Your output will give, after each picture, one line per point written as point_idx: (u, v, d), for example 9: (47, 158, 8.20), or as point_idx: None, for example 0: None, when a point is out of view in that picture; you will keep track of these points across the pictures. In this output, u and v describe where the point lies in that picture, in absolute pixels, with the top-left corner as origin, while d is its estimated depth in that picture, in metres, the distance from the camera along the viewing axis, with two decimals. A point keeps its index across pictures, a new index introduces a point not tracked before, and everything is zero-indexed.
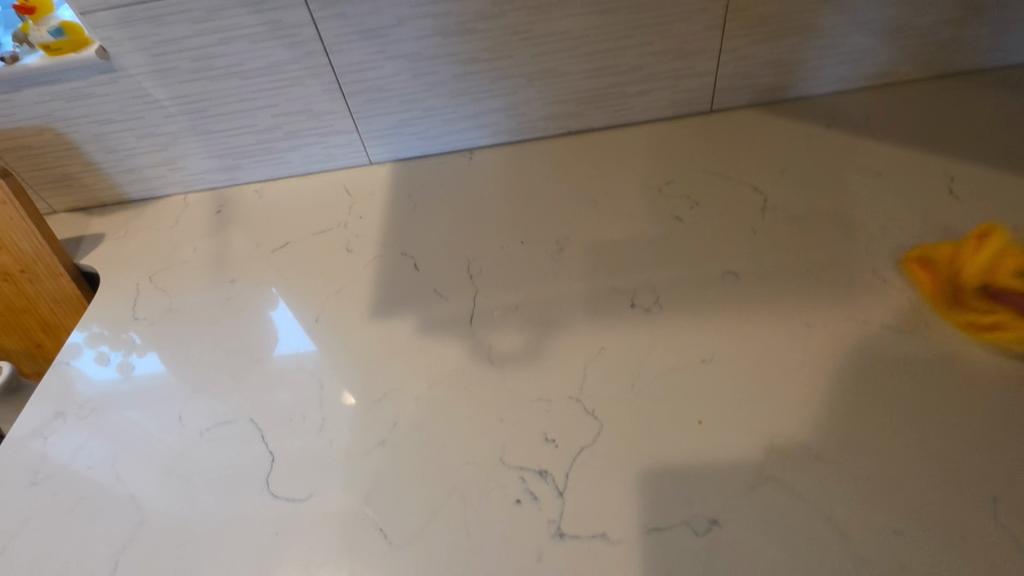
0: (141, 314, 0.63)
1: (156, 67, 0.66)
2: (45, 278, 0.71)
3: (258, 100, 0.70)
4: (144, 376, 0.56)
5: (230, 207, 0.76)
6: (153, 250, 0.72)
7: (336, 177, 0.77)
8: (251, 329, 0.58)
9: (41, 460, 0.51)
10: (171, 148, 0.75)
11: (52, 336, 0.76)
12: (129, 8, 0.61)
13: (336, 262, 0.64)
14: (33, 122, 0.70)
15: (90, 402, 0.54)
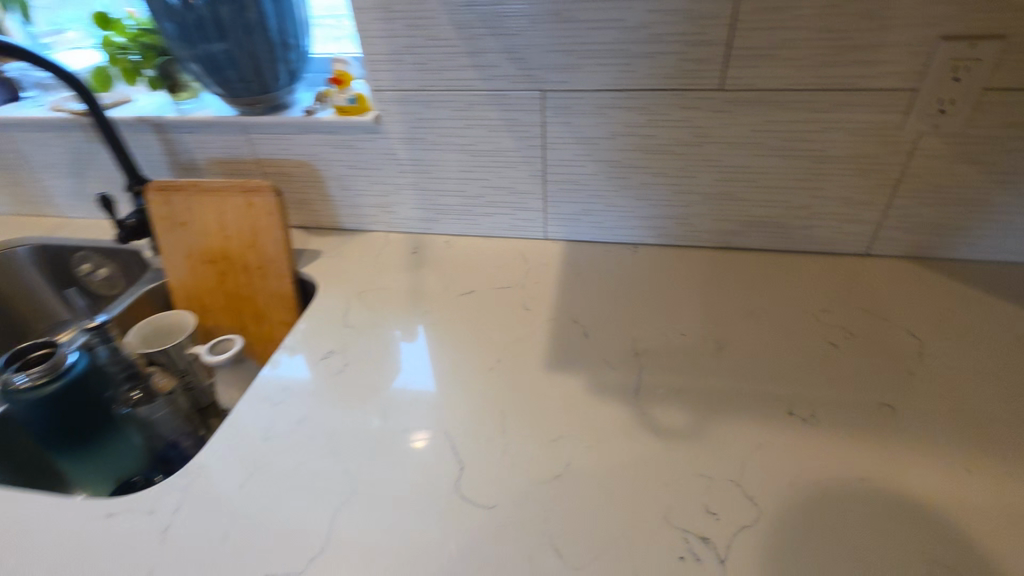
0: (351, 322, 0.77)
1: (409, 136, 0.83)
2: (273, 277, 0.86)
3: (475, 173, 0.85)
4: (352, 377, 0.68)
5: (423, 250, 0.90)
6: (361, 273, 0.86)
7: (514, 244, 0.90)
8: (438, 358, 0.69)
9: (268, 424, 0.62)
10: (392, 196, 0.91)
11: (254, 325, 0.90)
12: (410, 92, 0.79)
13: (512, 317, 0.74)
14: (300, 158, 0.89)
15: (308, 386, 0.67)
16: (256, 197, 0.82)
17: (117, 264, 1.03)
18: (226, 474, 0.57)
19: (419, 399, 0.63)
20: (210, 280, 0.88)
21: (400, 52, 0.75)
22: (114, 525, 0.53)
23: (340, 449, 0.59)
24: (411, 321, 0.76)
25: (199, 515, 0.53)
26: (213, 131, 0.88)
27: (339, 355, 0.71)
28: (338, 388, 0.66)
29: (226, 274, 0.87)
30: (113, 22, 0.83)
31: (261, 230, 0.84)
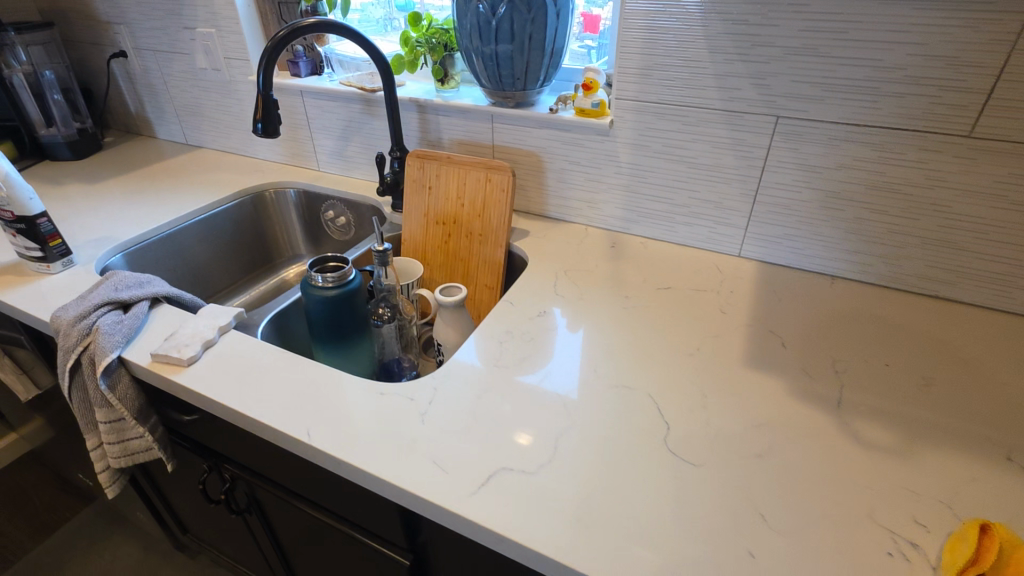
0: (560, 292, 0.87)
1: (636, 142, 0.93)
2: (490, 244, 0.99)
3: (688, 184, 0.93)
4: (564, 336, 0.77)
5: (622, 247, 0.99)
6: (567, 255, 0.97)
7: (708, 256, 0.96)
8: (641, 338, 0.77)
9: (498, 355, 0.74)
10: (602, 194, 1.01)
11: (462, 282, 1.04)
12: (649, 104, 0.89)
13: (711, 317, 0.80)
14: (532, 149, 1.02)
15: (526, 332, 0.78)
16: (495, 173, 0.97)
17: (354, 215, 1.24)
18: (467, 384, 0.68)
19: (626, 364, 0.72)
20: (437, 238, 1.04)
21: (651, 67, 0.86)
22: (384, 400, 0.66)
23: (559, 388, 0.68)
24: (616, 304, 0.84)
25: (449, 409, 0.65)
26: (465, 116, 1.05)
27: (553, 316, 0.82)
28: (552, 344, 0.76)
29: (451, 236, 1.02)
30: (419, 23, 1.04)
31: (491, 202, 0.98)
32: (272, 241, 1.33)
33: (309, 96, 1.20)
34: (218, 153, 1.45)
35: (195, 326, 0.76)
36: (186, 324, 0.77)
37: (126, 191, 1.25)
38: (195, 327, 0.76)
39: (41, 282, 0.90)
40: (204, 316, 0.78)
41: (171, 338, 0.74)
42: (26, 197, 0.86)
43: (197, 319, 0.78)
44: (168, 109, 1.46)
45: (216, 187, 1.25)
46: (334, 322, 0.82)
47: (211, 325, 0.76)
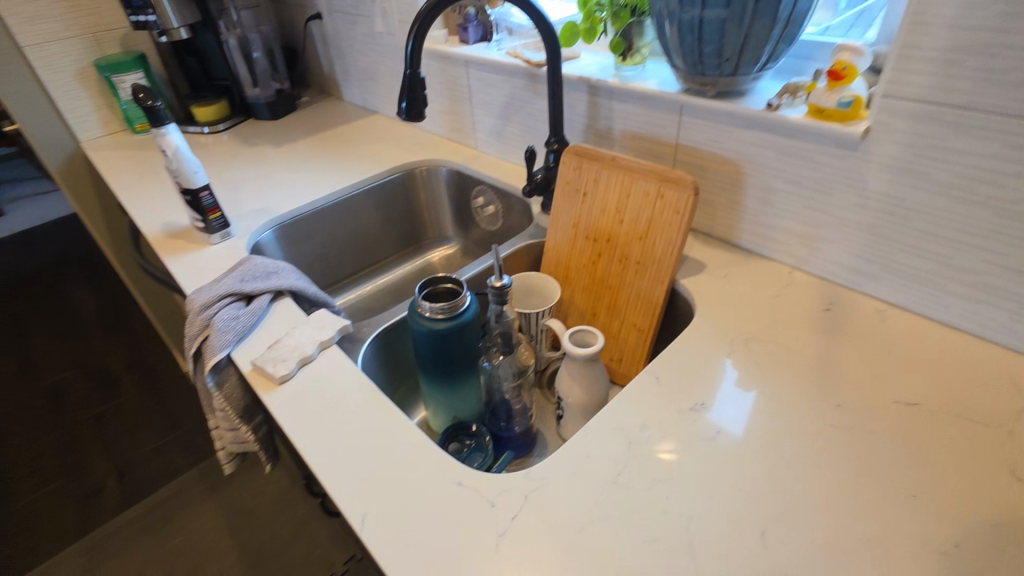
0: (731, 375, 0.62)
1: (902, 164, 0.60)
2: (648, 277, 0.76)
3: (985, 242, 0.58)
4: (725, 455, 0.53)
5: (842, 313, 0.69)
6: (753, 312, 0.70)
7: (993, 356, 0.61)
8: (851, 491, 0.49)
9: (622, 464, 0.53)
10: (825, 230, 0.70)
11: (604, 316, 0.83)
12: (943, 109, 0.55)
13: (987, 483, 0.49)
14: (730, 156, 0.75)
15: (670, 432, 0.56)
16: (671, 189, 0.72)
17: (503, 206, 1.10)
18: (569, 504, 0.50)
19: (817, 536, 0.46)
20: (583, 256, 0.84)
21: (961, 50, 0.52)
22: (460, 497, 0.51)
23: (698, 548, 0.46)
24: (815, 415, 0.57)
25: (538, 538, 0.48)
26: (645, 104, 0.81)
27: (738, 390, 0.60)
28: (742, 431, 0.56)
29: (601, 257, 0.82)
30: None
31: (659, 225, 0.74)
32: (422, 219, 1.26)
33: (473, 68, 1.07)
34: (388, 121, 1.42)
35: (299, 337, 0.70)
36: (293, 332, 0.71)
37: (301, 157, 1.28)
38: (298, 338, 0.70)
39: (201, 252, 0.94)
40: (311, 325, 0.72)
41: (274, 346, 0.69)
42: (192, 170, 0.90)
43: (304, 328, 0.72)
44: (352, 72, 1.47)
45: (375, 160, 1.22)
46: (441, 357, 0.69)
47: (313, 340, 0.70)
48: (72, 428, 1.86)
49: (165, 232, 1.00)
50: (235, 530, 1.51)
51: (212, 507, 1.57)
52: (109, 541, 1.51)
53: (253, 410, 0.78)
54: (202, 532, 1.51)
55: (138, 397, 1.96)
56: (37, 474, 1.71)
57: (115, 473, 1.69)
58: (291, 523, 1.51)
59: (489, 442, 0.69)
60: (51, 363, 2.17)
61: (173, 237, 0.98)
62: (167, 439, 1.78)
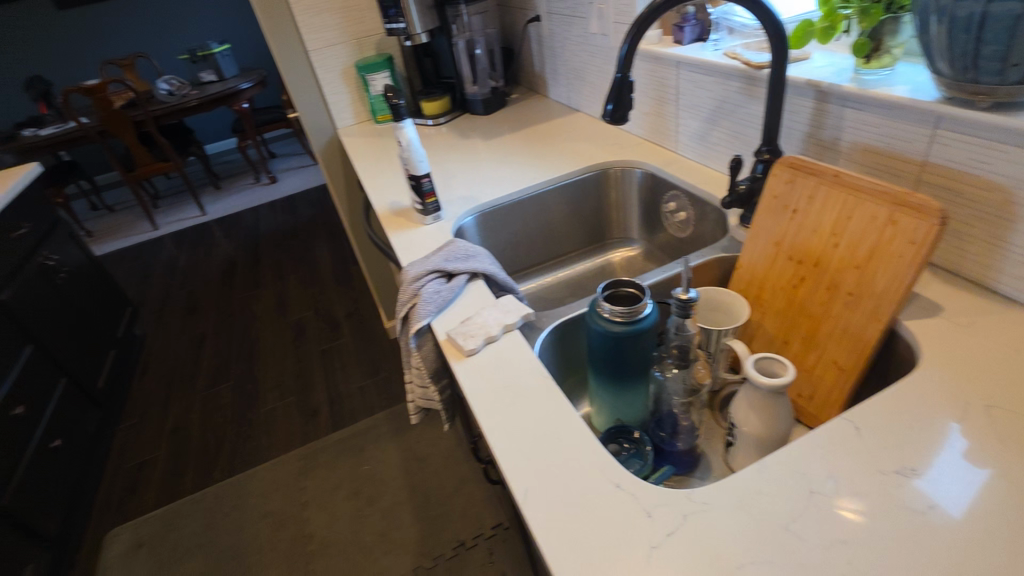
0: (959, 446, 0.52)
1: None
2: (861, 314, 0.67)
3: None
4: (933, 535, 0.45)
5: None
6: (1002, 375, 0.57)
7: None
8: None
9: (798, 513, 0.49)
10: None
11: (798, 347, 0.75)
12: None
13: None
14: (998, 181, 0.61)
15: (863, 492, 0.49)
16: (906, 216, 0.62)
17: (696, 213, 1.06)
18: (730, 537, 0.48)
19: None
20: (782, 278, 0.77)
21: None
22: (617, 498, 0.52)
23: None
24: None
25: (693, 561, 0.46)
26: (887, 114, 0.70)
27: (967, 466, 0.50)
28: (967, 512, 0.47)
29: (804, 281, 0.74)
30: None
31: (885, 256, 0.65)
32: (610, 218, 1.28)
33: (685, 69, 1.04)
34: (590, 119, 1.46)
35: (488, 318, 0.78)
36: (483, 312, 0.79)
37: (506, 150, 1.39)
38: (487, 318, 0.77)
39: (417, 230, 1.09)
40: (498, 309, 0.79)
41: (467, 322, 0.78)
42: (417, 159, 1.03)
43: (492, 310, 0.79)
44: (561, 71, 1.54)
45: (573, 158, 1.26)
46: (614, 360, 0.70)
47: (499, 322, 0.76)
48: (304, 358, 2.32)
49: (392, 210, 1.18)
50: (408, 472, 1.73)
51: (393, 447, 1.82)
52: (317, 454, 1.85)
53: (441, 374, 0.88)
54: (383, 466, 1.76)
55: (351, 343, 2.35)
56: (277, 389, 2.18)
57: (328, 401, 2.07)
58: (453, 479, 1.68)
59: (649, 451, 0.69)
60: (296, 304, 2.72)
61: (397, 216, 1.16)
62: (368, 382, 2.12)
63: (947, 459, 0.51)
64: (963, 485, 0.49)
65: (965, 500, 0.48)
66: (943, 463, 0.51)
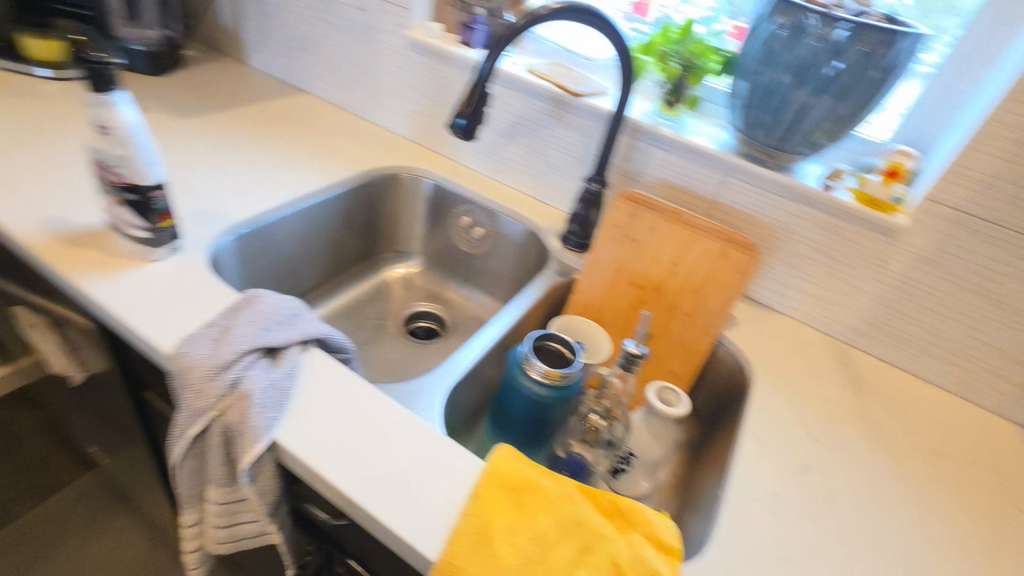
0: (809, 431, 0.68)
1: (926, 255, 0.73)
2: (697, 331, 0.80)
3: (966, 318, 0.74)
4: (899, 521, 0.60)
5: (857, 369, 0.80)
6: (790, 363, 0.78)
7: (965, 407, 0.78)
8: (960, 547, 0.59)
9: (806, 497, 0.60)
10: (843, 295, 0.82)
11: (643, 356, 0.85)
12: (970, 220, 0.69)
13: (1013, 521, 0.63)
14: (767, 221, 0.82)
15: (809, 465, 0.63)
16: (736, 251, 0.76)
17: (494, 229, 1.03)
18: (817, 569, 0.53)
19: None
20: (623, 301, 0.84)
21: (1002, 176, 0.65)
22: None
23: None
24: (879, 462, 0.66)
25: None
26: (690, 158, 0.84)
27: (817, 441, 0.67)
28: (849, 479, 0.63)
29: (646, 303, 0.83)
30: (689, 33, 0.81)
31: (716, 281, 0.78)
32: (384, 230, 1.10)
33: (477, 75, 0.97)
34: (326, 106, 1.20)
35: (361, 449, 0.53)
36: (346, 433, 0.54)
37: (223, 137, 1.00)
38: (361, 454, 0.52)
39: (137, 272, 0.67)
40: (363, 427, 0.55)
41: (337, 459, 0.52)
42: (146, 163, 0.62)
43: (357, 430, 0.54)
44: (274, 35, 1.20)
45: (335, 157, 1.02)
46: (540, 421, 0.63)
47: (388, 451, 0.53)
48: None
49: (60, 235, 0.69)
50: None
51: None
52: None
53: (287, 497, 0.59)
54: None
55: None
56: None
57: None
58: None
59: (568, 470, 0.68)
60: None
61: (78, 244, 0.69)
62: None
63: (808, 429, 0.68)
64: (827, 454, 0.66)
65: (827, 465, 0.64)
66: (809, 436, 0.67)
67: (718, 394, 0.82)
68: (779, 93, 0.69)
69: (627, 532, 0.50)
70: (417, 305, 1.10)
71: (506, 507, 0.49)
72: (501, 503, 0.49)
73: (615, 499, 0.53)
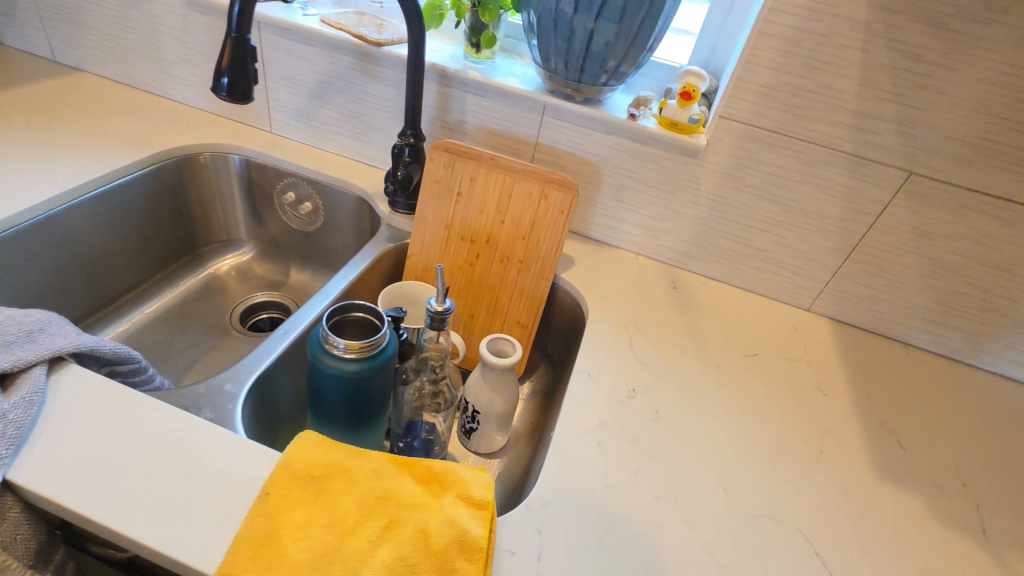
0: (640, 357, 0.70)
1: (728, 171, 0.76)
2: (533, 277, 0.78)
3: (771, 226, 0.79)
4: (718, 425, 0.63)
5: (686, 291, 0.83)
6: (625, 295, 0.80)
7: (782, 309, 0.84)
8: (772, 437, 0.63)
9: (632, 420, 0.61)
10: (667, 222, 0.84)
11: (487, 312, 0.82)
12: (759, 131, 0.72)
13: (818, 403, 0.69)
14: (588, 157, 0.82)
15: (637, 390, 0.65)
16: (555, 191, 0.75)
17: (323, 201, 0.94)
18: (640, 488, 0.54)
19: (765, 478, 0.58)
20: (459, 258, 0.80)
21: (776, 86, 0.68)
22: (501, 561, 0.45)
23: (685, 508, 0.53)
24: (704, 374, 0.70)
25: (568, 540, 0.48)
26: (504, 101, 0.81)
27: (647, 365, 0.69)
28: (675, 395, 0.65)
29: (480, 257, 0.79)
30: None
31: (543, 224, 0.76)
32: (200, 219, 0.98)
33: (269, 32, 0.87)
34: (108, 85, 1.03)
35: (124, 470, 0.46)
36: (106, 455, 0.47)
37: None
38: (124, 476, 0.46)
39: None
40: (131, 445, 0.48)
41: (90, 487, 0.45)
42: None
43: (123, 449, 0.48)
44: (23, 5, 1.00)
45: (117, 143, 0.88)
46: (359, 400, 0.58)
47: (160, 467, 0.47)
48: None
49: None
50: None
51: None
52: None
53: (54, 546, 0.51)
54: None
55: None
56: None
57: None
58: None
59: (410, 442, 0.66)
60: None
61: None
62: None
63: (639, 356, 0.70)
64: (656, 376, 0.67)
65: (655, 386, 0.66)
66: (640, 362, 0.69)
67: (570, 340, 0.83)
68: (565, 22, 0.67)
69: (439, 495, 0.47)
70: (248, 298, 0.98)
71: (301, 499, 0.45)
72: (293, 497, 0.45)
73: (430, 464, 0.50)
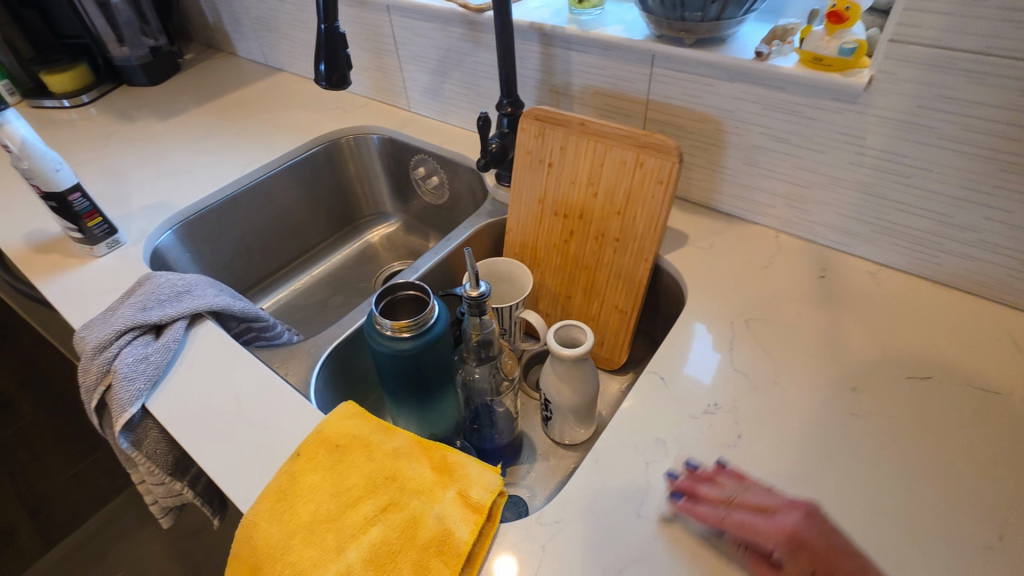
0: (739, 364, 0.56)
1: (907, 118, 0.55)
2: (630, 257, 0.69)
3: (978, 196, 0.55)
4: (827, 467, 0.48)
5: (839, 281, 0.64)
6: (743, 284, 0.65)
7: (997, 314, 0.59)
8: (913, 498, 0.45)
9: (701, 443, 0.50)
10: (818, 189, 0.65)
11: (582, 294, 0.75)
12: (955, 55, 0.49)
13: (1018, 462, 0.47)
14: (708, 112, 0.67)
15: (719, 405, 0.53)
16: (651, 156, 0.63)
17: (447, 175, 0.98)
18: (683, 526, 0.45)
19: (880, 553, 0.42)
20: (553, 235, 0.75)
21: None
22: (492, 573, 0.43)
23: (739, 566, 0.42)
24: (828, 395, 0.53)
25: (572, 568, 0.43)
26: (608, 55, 0.71)
27: (745, 373, 0.55)
28: (774, 418, 0.51)
29: (574, 234, 0.73)
30: None
31: (639, 197, 0.66)
32: (355, 194, 1.11)
33: (396, 13, 0.91)
34: (297, 80, 1.22)
35: (217, 413, 0.56)
36: (208, 400, 0.58)
37: (194, 130, 1.08)
38: (217, 419, 0.56)
39: (84, 268, 0.76)
40: (227, 394, 0.58)
41: (192, 424, 0.56)
42: (53, 169, 0.70)
43: (221, 397, 0.58)
44: (244, 22, 1.24)
45: (290, 130, 1.05)
46: (415, 378, 0.60)
47: (240, 415, 0.56)
48: None
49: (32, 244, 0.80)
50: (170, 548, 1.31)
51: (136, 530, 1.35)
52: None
53: (186, 463, 0.64)
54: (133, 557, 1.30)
55: None
56: None
57: None
58: None
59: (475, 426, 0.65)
60: None
61: (46, 250, 0.79)
62: None
63: (738, 361, 0.56)
64: (755, 390, 0.54)
65: (749, 402, 0.53)
66: (737, 370, 0.56)
67: None
68: None
69: (444, 487, 0.46)
70: (387, 268, 1.08)
71: (320, 466, 0.48)
72: (314, 462, 0.49)
73: (446, 452, 0.49)
